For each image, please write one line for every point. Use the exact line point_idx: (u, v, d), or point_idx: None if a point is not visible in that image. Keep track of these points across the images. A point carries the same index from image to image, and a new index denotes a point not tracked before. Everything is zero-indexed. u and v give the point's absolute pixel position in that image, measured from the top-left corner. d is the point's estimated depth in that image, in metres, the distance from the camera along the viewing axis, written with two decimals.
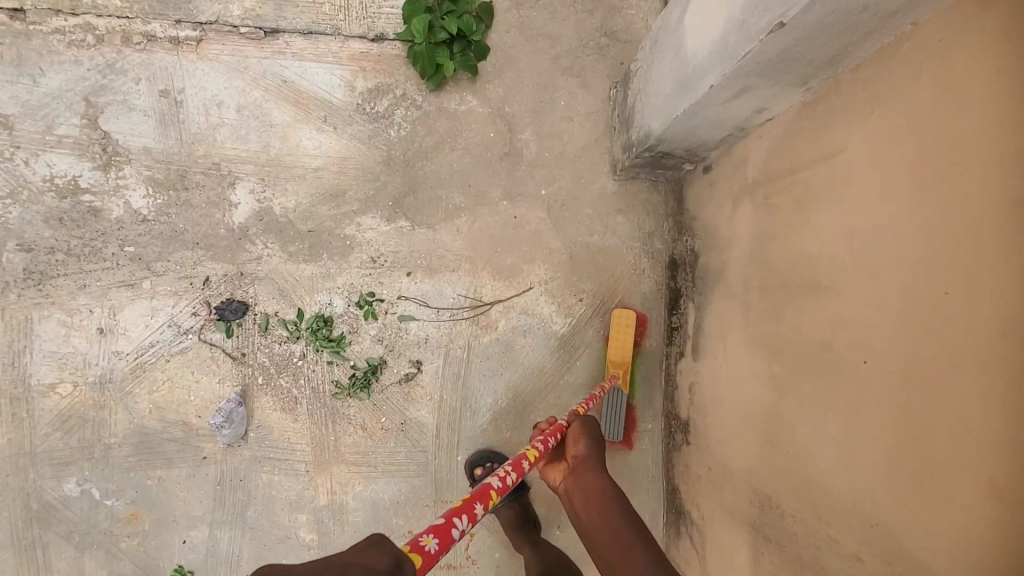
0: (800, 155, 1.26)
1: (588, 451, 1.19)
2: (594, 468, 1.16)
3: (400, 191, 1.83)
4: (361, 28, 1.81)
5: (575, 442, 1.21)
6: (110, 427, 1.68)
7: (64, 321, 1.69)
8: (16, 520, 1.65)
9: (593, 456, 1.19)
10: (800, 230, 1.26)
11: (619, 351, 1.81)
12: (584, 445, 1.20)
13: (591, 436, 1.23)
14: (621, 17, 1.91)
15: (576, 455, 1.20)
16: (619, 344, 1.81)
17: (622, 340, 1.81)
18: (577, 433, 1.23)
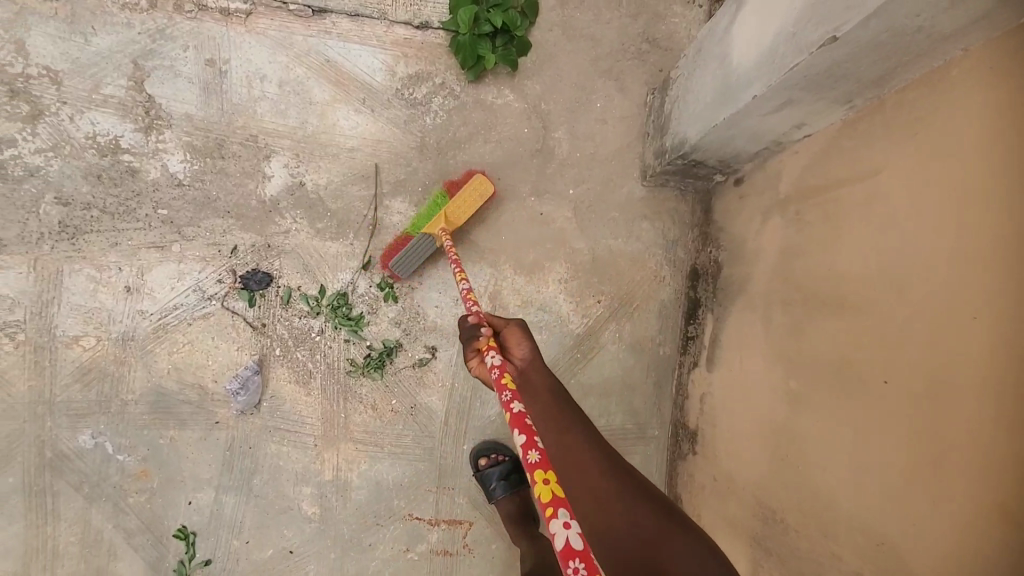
0: (836, 173, 1.26)
1: (532, 355, 1.11)
2: (542, 370, 1.09)
3: (430, 178, 1.85)
4: (407, 14, 1.84)
5: (518, 346, 1.12)
6: (128, 383, 1.72)
7: (93, 276, 1.72)
8: (29, 466, 1.68)
9: (538, 357, 1.12)
10: (831, 246, 1.26)
11: (462, 214, 1.72)
12: (527, 347, 1.12)
13: (531, 337, 1.13)
14: (664, 25, 1.93)
15: (522, 359, 1.11)
16: (462, 206, 1.71)
17: (470, 204, 1.71)
18: (518, 337, 1.12)
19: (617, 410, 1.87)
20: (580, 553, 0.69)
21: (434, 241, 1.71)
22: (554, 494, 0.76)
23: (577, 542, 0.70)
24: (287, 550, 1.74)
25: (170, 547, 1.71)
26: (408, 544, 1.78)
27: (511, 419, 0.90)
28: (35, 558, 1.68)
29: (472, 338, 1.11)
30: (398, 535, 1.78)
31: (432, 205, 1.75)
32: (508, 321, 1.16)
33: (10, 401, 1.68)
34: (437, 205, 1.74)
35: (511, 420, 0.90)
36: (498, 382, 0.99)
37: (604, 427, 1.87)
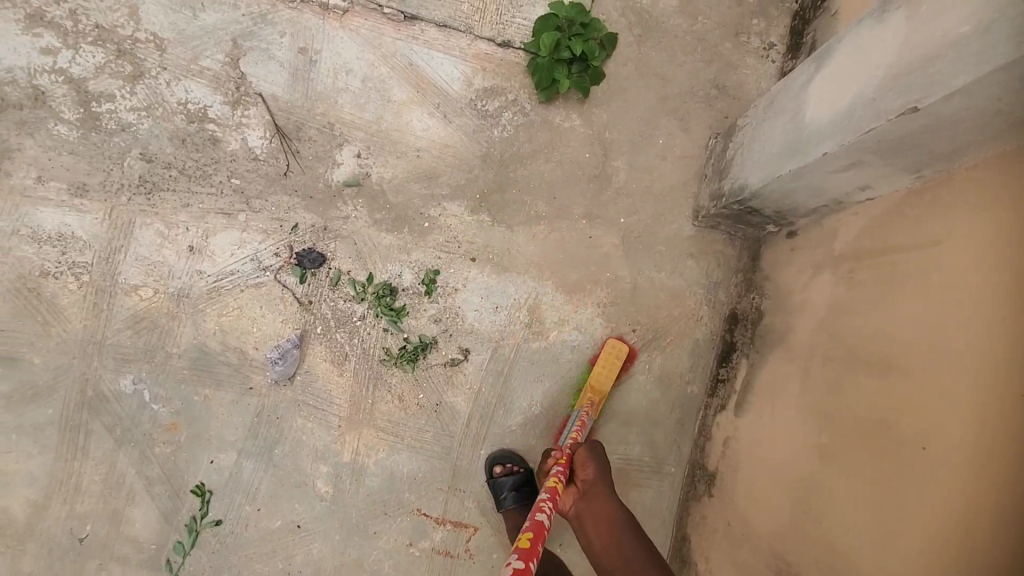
0: (896, 238, 1.29)
1: (596, 476, 1.43)
2: (604, 492, 1.40)
3: (489, 188, 1.92)
4: (492, 31, 1.93)
5: (584, 467, 1.45)
6: (175, 337, 1.79)
7: (161, 231, 1.81)
8: (69, 401, 1.75)
9: (600, 479, 1.42)
10: (879, 310, 1.28)
11: (605, 379, 1.83)
12: (592, 470, 1.44)
13: (597, 461, 1.46)
14: (734, 75, 1.99)
15: (587, 480, 1.43)
16: (604, 374, 1.83)
17: (612, 367, 1.83)
18: (584, 458, 1.46)
19: (636, 440, 1.87)
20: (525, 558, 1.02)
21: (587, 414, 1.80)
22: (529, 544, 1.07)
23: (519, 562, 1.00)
24: (295, 524, 1.77)
25: (185, 502, 1.75)
26: (411, 539, 1.79)
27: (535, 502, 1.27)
28: (58, 490, 1.73)
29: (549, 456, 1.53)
30: (403, 529, 1.79)
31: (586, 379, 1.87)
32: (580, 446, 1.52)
33: (63, 336, 1.76)
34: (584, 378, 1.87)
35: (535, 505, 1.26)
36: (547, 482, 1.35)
37: (621, 456, 1.87)
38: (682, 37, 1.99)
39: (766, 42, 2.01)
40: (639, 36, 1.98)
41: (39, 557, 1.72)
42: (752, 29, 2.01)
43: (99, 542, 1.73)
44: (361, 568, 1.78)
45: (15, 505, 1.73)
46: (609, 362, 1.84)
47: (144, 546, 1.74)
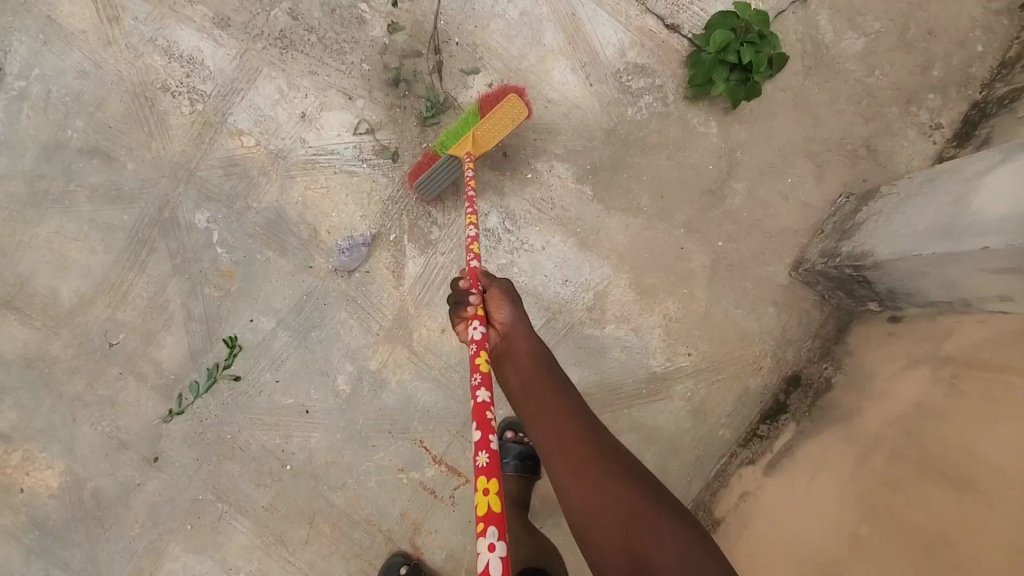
0: (1012, 358, 1.18)
1: (511, 317, 1.21)
2: (523, 332, 1.19)
3: (601, 163, 1.86)
4: (665, 10, 1.85)
5: (498, 310, 1.22)
6: (260, 193, 1.81)
7: (281, 89, 1.82)
8: (146, 215, 1.79)
9: (515, 317, 1.21)
10: (977, 426, 1.17)
11: (491, 137, 1.66)
12: (507, 312, 1.22)
13: (513, 302, 1.23)
14: (891, 141, 1.86)
15: (503, 322, 1.21)
16: (490, 132, 1.65)
17: (500, 126, 1.65)
18: (498, 300, 1.22)
19: (650, 460, 1.81)
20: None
21: (459, 166, 1.69)
22: (488, 510, 0.89)
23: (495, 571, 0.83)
24: (304, 408, 1.79)
25: (214, 347, 1.79)
26: (404, 464, 1.79)
27: (473, 411, 1.03)
28: (107, 292, 1.79)
29: (461, 307, 1.22)
30: (400, 452, 1.80)
31: (453, 130, 1.68)
32: (492, 283, 1.26)
33: (161, 153, 1.80)
34: (466, 121, 1.65)
35: (474, 409, 1.04)
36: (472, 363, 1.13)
37: None
38: (852, 85, 1.87)
39: (938, 120, 1.85)
40: (808, 68, 1.87)
41: (69, 346, 1.78)
42: (928, 101, 1.86)
43: (125, 353, 1.78)
44: (349, 472, 1.79)
45: (65, 291, 1.79)
46: (496, 120, 1.63)
47: (162, 373, 1.78)
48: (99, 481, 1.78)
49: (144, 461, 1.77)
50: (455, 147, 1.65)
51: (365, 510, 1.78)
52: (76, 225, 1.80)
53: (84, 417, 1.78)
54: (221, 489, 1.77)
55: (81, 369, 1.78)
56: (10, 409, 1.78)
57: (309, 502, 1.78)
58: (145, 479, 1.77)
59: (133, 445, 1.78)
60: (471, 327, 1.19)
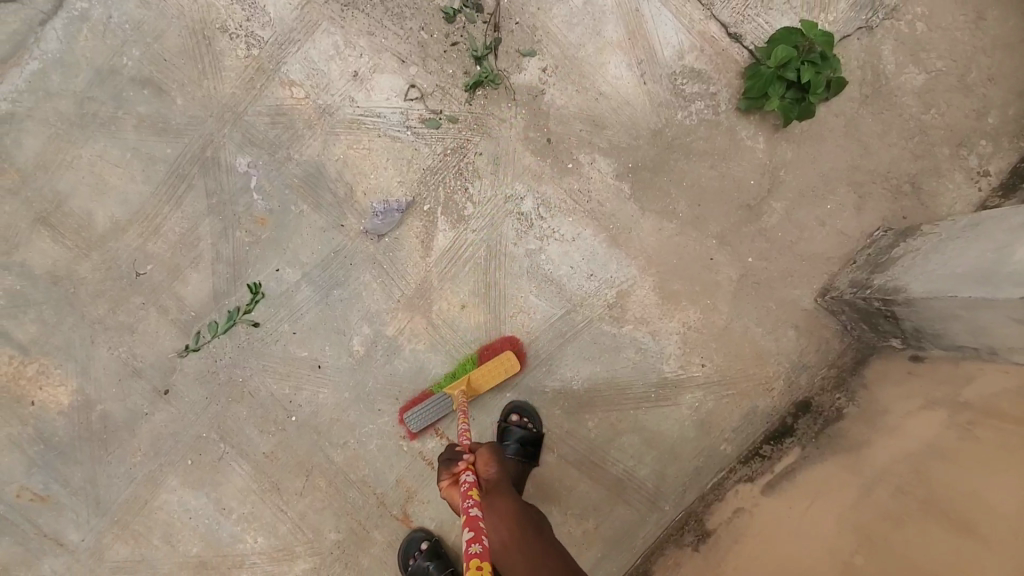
0: None
1: (498, 475, 1.28)
2: (507, 493, 1.26)
3: (643, 163, 1.85)
4: (729, 19, 1.84)
5: (486, 464, 1.28)
6: (302, 146, 1.82)
7: (337, 45, 1.82)
8: (189, 151, 1.81)
9: (500, 478, 1.28)
10: (982, 472, 1.19)
11: (498, 377, 1.75)
12: (494, 468, 1.28)
13: (499, 461, 1.31)
14: (937, 180, 1.84)
15: (488, 478, 1.27)
16: (485, 375, 1.75)
17: (492, 376, 1.75)
18: (487, 456, 1.30)
19: (650, 464, 1.82)
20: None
21: (450, 402, 1.75)
22: None
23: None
24: (316, 363, 1.81)
25: (237, 291, 1.81)
26: (406, 432, 1.81)
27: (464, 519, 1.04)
28: (141, 221, 1.81)
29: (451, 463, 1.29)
30: (404, 420, 1.81)
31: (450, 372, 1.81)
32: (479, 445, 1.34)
33: (211, 93, 1.81)
34: (464, 369, 1.79)
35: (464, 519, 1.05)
36: (465, 495, 1.14)
37: (629, 468, 1.82)
38: (906, 119, 1.85)
39: (987, 167, 1.83)
40: (865, 96, 1.85)
41: (97, 269, 1.80)
42: (979, 146, 1.83)
43: (151, 284, 1.80)
44: (352, 432, 1.81)
45: (100, 215, 1.80)
46: (497, 371, 1.76)
47: (184, 309, 1.80)
48: (107, 404, 1.80)
49: (155, 392, 1.80)
50: (450, 385, 1.74)
51: (362, 471, 1.80)
52: (119, 152, 1.81)
53: (102, 341, 1.80)
54: (225, 430, 1.80)
55: (105, 293, 1.80)
56: (31, 321, 1.80)
57: (309, 455, 1.80)
58: (154, 409, 1.80)
59: (146, 375, 1.80)
60: (462, 475, 1.23)
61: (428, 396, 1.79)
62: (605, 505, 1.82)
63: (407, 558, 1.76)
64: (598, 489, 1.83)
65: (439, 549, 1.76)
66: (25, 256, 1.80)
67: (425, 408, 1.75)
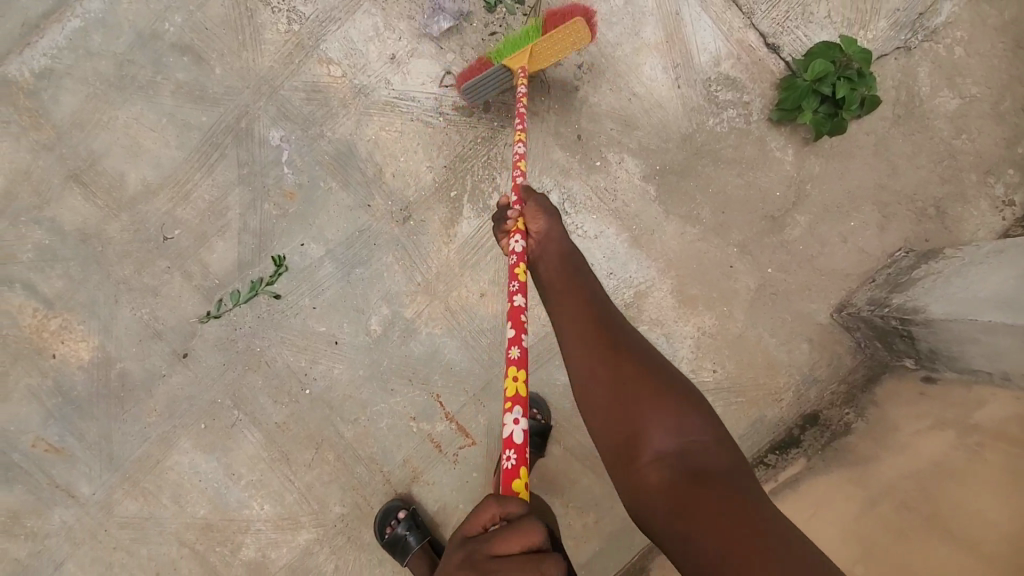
0: None
1: (549, 228, 1.22)
2: (558, 240, 1.21)
3: (671, 166, 1.86)
4: (768, 30, 1.85)
5: (534, 220, 1.24)
6: (335, 124, 1.84)
7: (377, 27, 1.84)
8: (224, 121, 1.83)
9: (554, 230, 1.22)
10: (993, 496, 1.20)
11: (546, 61, 1.66)
12: (544, 222, 1.23)
13: (551, 214, 1.24)
14: (962, 206, 1.84)
15: (538, 232, 1.23)
16: (552, 46, 1.60)
17: (563, 40, 1.59)
18: (534, 213, 1.24)
19: None
20: (514, 445, 0.90)
21: (512, 75, 1.68)
22: (515, 394, 0.98)
23: (516, 437, 0.91)
24: (334, 339, 1.84)
25: (261, 262, 1.83)
26: (416, 414, 1.83)
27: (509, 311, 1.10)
28: (172, 186, 1.83)
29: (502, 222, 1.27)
30: (415, 402, 1.84)
31: (523, 37, 1.62)
32: (529, 198, 1.28)
33: (249, 65, 1.83)
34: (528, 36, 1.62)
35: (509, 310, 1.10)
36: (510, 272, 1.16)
37: None
38: (936, 143, 1.85)
39: (1013, 197, 1.83)
40: (897, 117, 1.85)
41: (125, 229, 1.82)
42: (1007, 175, 1.83)
43: (178, 249, 1.83)
44: (363, 409, 1.84)
45: (133, 177, 1.83)
46: (558, 44, 1.60)
47: (208, 275, 1.83)
48: (127, 363, 1.83)
49: (174, 355, 1.82)
50: (514, 61, 1.63)
51: (370, 448, 1.83)
52: (155, 117, 1.83)
53: (126, 301, 1.83)
54: (240, 398, 1.83)
55: (132, 254, 1.82)
56: (57, 277, 1.82)
57: (319, 428, 1.83)
58: (172, 371, 1.83)
59: (166, 337, 1.83)
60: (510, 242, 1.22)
61: (485, 67, 1.72)
62: (606, 502, 1.84)
63: (383, 527, 1.75)
64: (601, 485, 1.84)
65: (417, 518, 1.76)
66: (56, 212, 1.82)
67: (487, 79, 1.71)
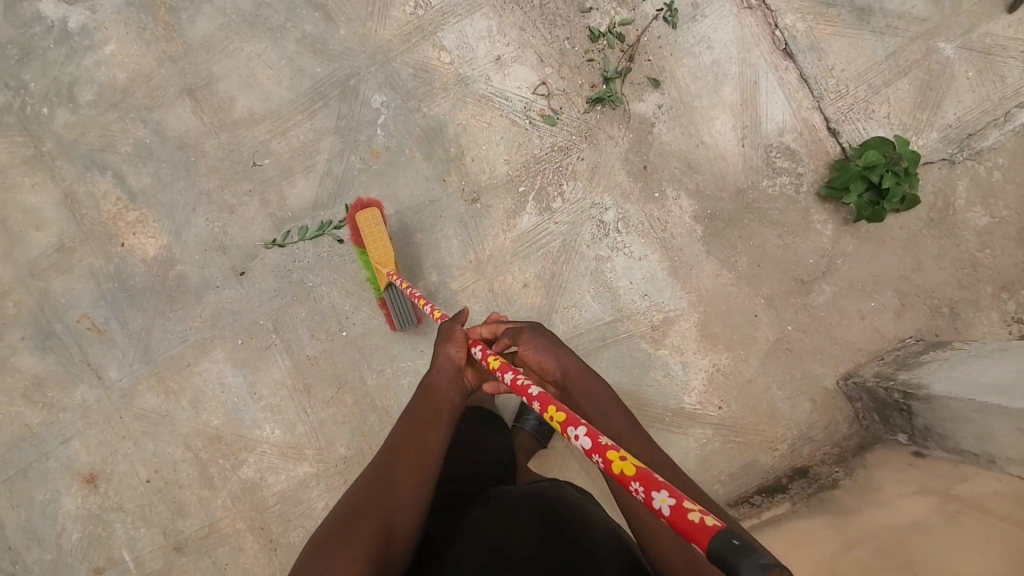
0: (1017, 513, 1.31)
1: (558, 362, 1.19)
2: (575, 369, 1.19)
3: (722, 214, 2.03)
4: (831, 117, 2.05)
5: (541, 360, 1.21)
6: (432, 103, 2.02)
7: (491, 29, 2.04)
8: (335, 75, 2.00)
9: (563, 358, 1.19)
10: (959, 544, 1.29)
11: (386, 252, 1.75)
12: (549, 356, 1.20)
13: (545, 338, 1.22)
14: (974, 313, 2.00)
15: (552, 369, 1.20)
16: (376, 242, 1.75)
17: (378, 237, 1.75)
18: (533, 353, 1.21)
19: None
20: (593, 449, 0.90)
21: (397, 290, 1.80)
22: (562, 417, 0.99)
23: (587, 444, 0.92)
24: None
25: (334, 207, 1.98)
26: None
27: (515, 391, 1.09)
28: (273, 120, 1.99)
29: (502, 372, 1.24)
30: None
31: (371, 274, 1.82)
32: (520, 333, 1.24)
33: (371, 34, 2.02)
34: (365, 259, 1.80)
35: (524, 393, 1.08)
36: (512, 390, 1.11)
37: None
38: (961, 251, 2.02)
39: (1021, 316, 1.99)
40: (931, 219, 2.03)
41: (220, 147, 1.97)
42: (1020, 295, 2.00)
43: (263, 176, 1.97)
44: (391, 362, 1.94)
45: (240, 103, 1.98)
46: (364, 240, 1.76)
47: (283, 207, 1.97)
48: (186, 268, 1.94)
49: (232, 271, 1.94)
50: (384, 283, 1.76)
51: (388, 401, 1.93)
52: (275, 57, 2.00)
53: (202, 211, 1.95)
54: (281, 324, 1.94)
55: (219, 171, 1.96)
56: (147, 174, 1.96)
57: (346, 370, 1.94)
58: (225, 285, 1.94)
59: (229, 253, 1.95)
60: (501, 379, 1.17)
61: (386, 308, 1.87)
62: None
63: None
64: (592, 489, 1.93)
65: None
66: (162, 116, 1.97)
67: (397, 310, 1.83)
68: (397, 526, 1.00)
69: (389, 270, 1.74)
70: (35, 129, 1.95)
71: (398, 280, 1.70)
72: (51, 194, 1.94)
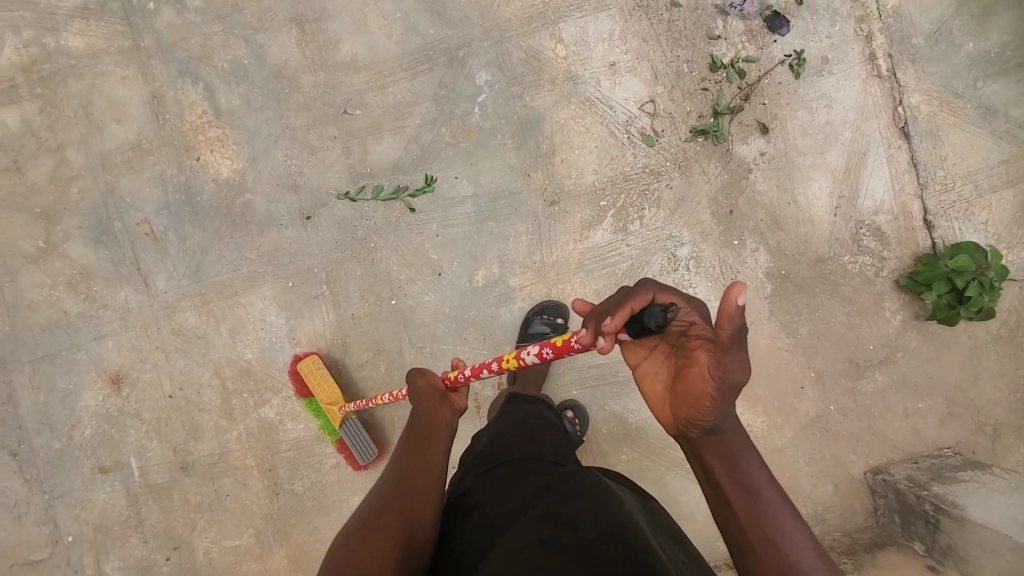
0: None
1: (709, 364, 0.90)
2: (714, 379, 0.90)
3: (795, 278, 1.98)
4: (931, 208, 1.99)
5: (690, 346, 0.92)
6: (536, 94, 1.96)
7: (613, 32, 1.97)
8: (446, 42, 1.95)
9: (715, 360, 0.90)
10: None
11: (331, 393, 1.83)
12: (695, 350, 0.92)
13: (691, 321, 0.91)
14: (1018, 440, 1.96)
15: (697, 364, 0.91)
16: (319, 384, 1.83)
17: (323, 381, 1.83)
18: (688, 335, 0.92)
19: None
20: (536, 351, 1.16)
21: (354, 423, 1.84)
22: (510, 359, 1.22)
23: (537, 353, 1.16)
24: (438, 271, 1.93)
25: (413, 175, 1.94)
26: None
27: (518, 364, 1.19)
28: (373, 72, 1.94)
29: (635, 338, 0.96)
30: (479, 359, 1.93)
31: (322, 420, 1.88)
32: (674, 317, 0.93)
33: (492, 8, 1.95)
34: (315, 404, 1.88)
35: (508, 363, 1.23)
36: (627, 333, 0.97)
37: None
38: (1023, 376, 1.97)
39: None
40: (1001, 336, 1.98)
41: (315, 86, 1.92)
42: None
43: (350, 126, 1.93)
44: (432, 342, 1.93)
45: (345, 46, 1.93)
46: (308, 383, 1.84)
47: (364, 161, 1.93)
48: (254, 198, 1.92)
49: (298, 213, 1.92)
50: (338, 421, 1.81)
51: None
52: (391, 8, 1.94)
53: (283, 145, 1.92)
54: (334, 277, 1.92)
55: (309, 110, 1.92)
56: (237, 95, 1.92)
57: (386, 339, 1.92)
58: (289, 225, 1.92)
59: (299, 194, 1.92)
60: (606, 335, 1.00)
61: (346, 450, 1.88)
62: None
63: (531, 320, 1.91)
64: None
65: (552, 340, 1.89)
66: (265, 40, 1.92)
67: (356, 446, 1.84)
68: (416, 534, 0.96)
69: (339, 405, 1.82)
70: (137, 22, 1.91)
71: (349, 408, 1.78)
72: (139, 91, 1.91)
